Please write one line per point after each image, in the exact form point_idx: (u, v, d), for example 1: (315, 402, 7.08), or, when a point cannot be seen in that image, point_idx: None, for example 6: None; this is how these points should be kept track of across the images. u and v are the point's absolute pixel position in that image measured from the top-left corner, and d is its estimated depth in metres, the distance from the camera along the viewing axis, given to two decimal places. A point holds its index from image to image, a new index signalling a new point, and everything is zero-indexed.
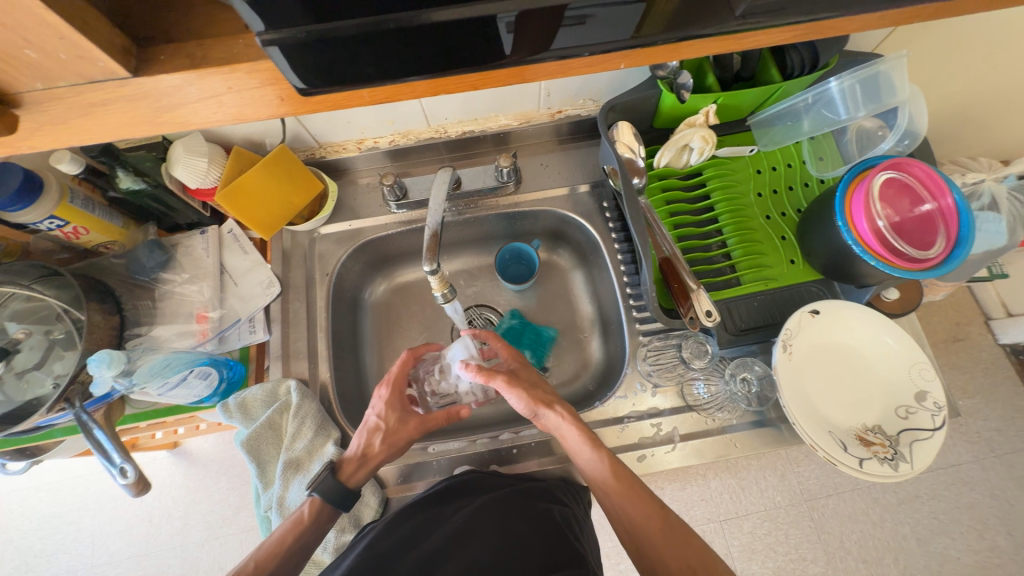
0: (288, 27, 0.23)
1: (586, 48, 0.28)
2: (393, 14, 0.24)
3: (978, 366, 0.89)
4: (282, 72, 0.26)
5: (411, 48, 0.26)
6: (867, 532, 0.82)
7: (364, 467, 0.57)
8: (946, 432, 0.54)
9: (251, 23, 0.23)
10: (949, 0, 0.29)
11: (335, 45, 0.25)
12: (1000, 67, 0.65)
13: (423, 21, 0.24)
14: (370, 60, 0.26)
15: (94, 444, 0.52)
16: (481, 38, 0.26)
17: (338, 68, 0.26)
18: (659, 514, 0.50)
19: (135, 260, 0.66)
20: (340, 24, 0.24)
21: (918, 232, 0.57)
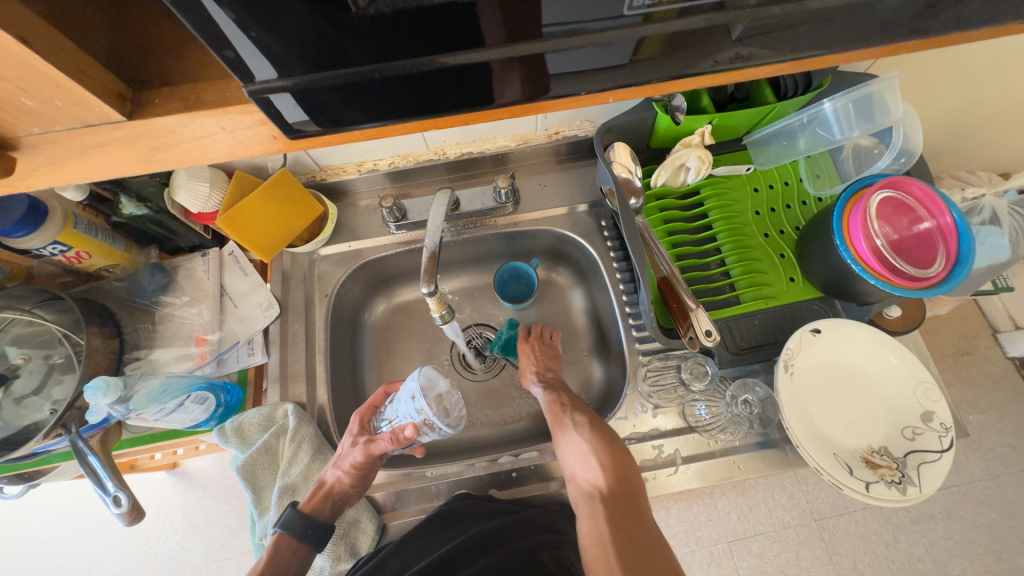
0: (279, 77, 0.24)
1: (581, 90, 0.29)
2: (378, 64, 0.25)
3: (988, 380, 0.88)
4: (271, 119, 0.27)
5: (402, 93, 0.26)
6: (880, 554, 0.79)
7: (318, 499, 0.57)
8: (954, 454, 0.53)
9: (240, 74, 0.24)
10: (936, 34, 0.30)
11: (326, 93, 0.25)
12: (996, 84, 0.65)
13: (410, 69, 0.25)
14: (358, 107, 0.27)
15: (88, 471, 0.52)
16: (471, 82, 0.27)
17: (329, 113, 0.27)
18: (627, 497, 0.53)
19: (136, 284, 0.67)
20: (326, 74, 0.24)
21: (918, 251, 0.56)
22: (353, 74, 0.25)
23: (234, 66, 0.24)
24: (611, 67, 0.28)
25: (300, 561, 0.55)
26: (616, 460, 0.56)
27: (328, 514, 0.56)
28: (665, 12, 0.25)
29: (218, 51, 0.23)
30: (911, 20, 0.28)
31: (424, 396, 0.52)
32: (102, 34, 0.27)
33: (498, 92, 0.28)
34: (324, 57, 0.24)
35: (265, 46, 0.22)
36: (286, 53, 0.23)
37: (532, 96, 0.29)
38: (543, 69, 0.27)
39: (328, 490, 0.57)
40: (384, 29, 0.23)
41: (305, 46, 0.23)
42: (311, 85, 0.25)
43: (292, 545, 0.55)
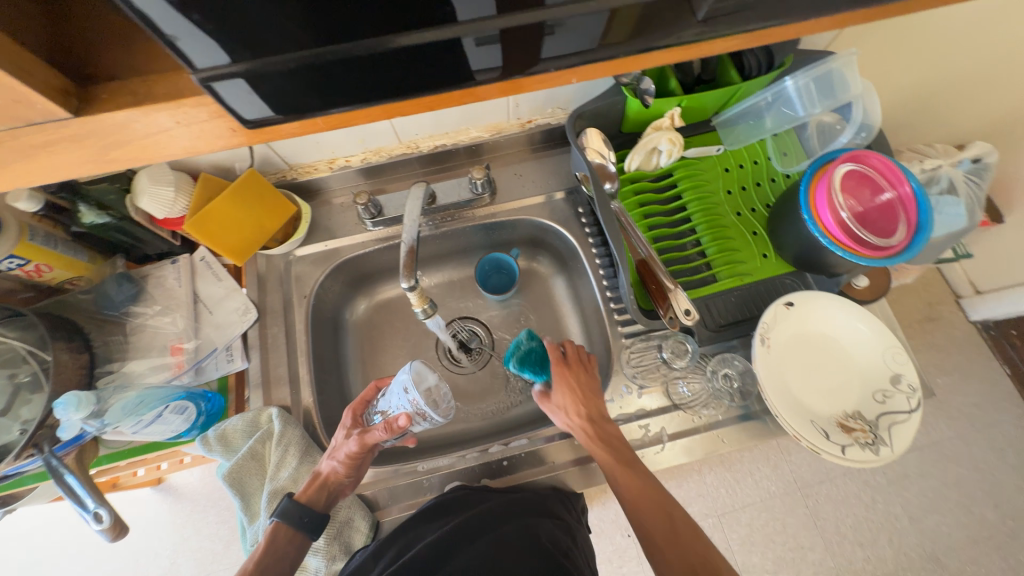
0: (232, 63, 0.24)
1: (547, 65, 0.29)
2: (333, 45, 0.24)
3: (952, 343, 0.92)
4: (226, 108, 0.26)
5: (360, 74, 0.26)
6: (860, 516, 0.83)
7: (314, 488, 0.56)
8: (921, 413, 0.56)
9: (187, 62, 0.23)
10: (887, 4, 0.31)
11: (279, 78, 0.25)
12: (947, 59, 0.68)
13: (368, 50, 0.25)
14: (313, 91, 0.26)
15: (65, 491, 0.51)
16: (433, 61, 0.26)
17: (288, 97, 0.26)
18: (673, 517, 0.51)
19: (103, 295, 0.63)
20: (280, 57, 0.24)
21: (881, 221, 0.59)
22: (310, 56, 0.24)
23: (179, 52, 0.23)
24: (574, 46, 0.28)
25: (298, 548, 0.54)
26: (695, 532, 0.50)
27: (323, 504, 0.56)
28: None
29: (162, 39, 0.22)
30: None
31: (416, 388, 0.51)
32: (42, 29, 0.26)
33: (462, 70, 0.28)
34: (279, 39, 0.23)
35: (215, 30, 0.22)
36: (238, 32, 0.23)
37: (496, 74, 0.28)
38: (505, 48, 0.27)
39: (324, 480, 0.56)
40: (343, 8, 0.23)
41: (261, 26, 0.23)
42: (264, 69, 0.24)
43: (289, 533, 0.54)
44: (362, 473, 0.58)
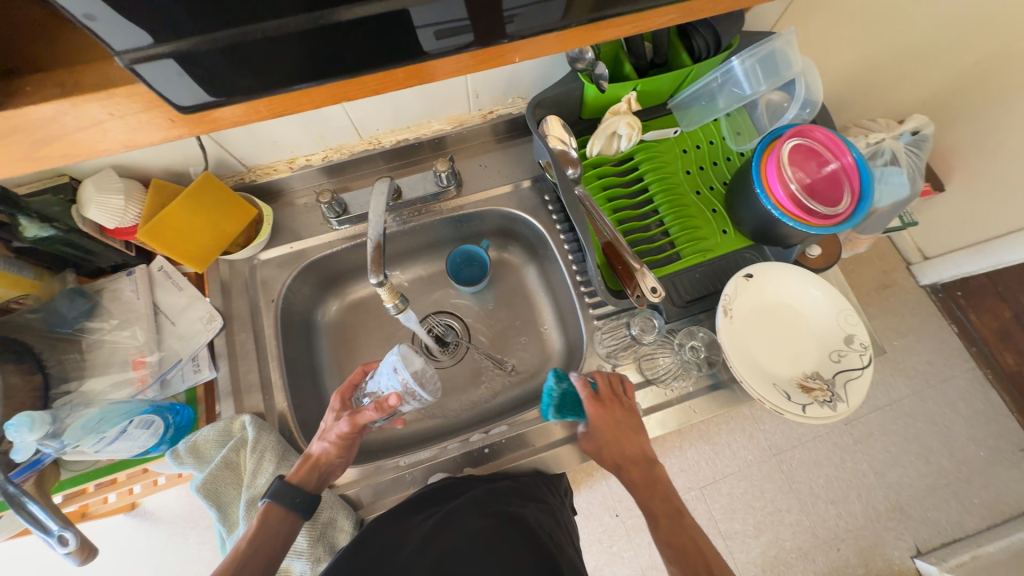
0: (157, 44, 0.23)
1: (494, 40, 0.29)
2: (264, 24, 0.24)
3: (905, 307, 0.98)
4: (157, 93, 0.25)
5: (297, 54, 0.26)
6: (831, 475, 0.87)
7: (304, 469, 0.55)
8: (872, 368, 0.60)
9: (109, 44, 0.22)
10: None
11: (209, 60, 0.24)
12: (882, 36, 0.72)
13: (301, 27, 0.24)
14: (248, 71, 0.26)
15: (26, 517, 0.48)
16: (374, 38, 0.26)
17: (221, 79, 0.26)
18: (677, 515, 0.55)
19: (54, 313, 0.60)
20: (207, 38, 0.23)
21: (828, 191, 0.62)
22: (239, 35, 0.24)
23: (99, 34, 0.22)
24: (516, 19, 0.28)
25: (288, 530, 0.52)
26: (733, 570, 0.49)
27: (314, 485, 0.55)
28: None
29: (79, 19, 0.21)
30: None
31: (406, 370, 0.52)
32: None
33: (404, 47, 0.28)
34: (206, 19, 0.23)
35: (140, 13, 0.21)
36: (161, 11, 0.22)
37: (438, 50, 0.29)
38: (445, 25, 0.27)
39: (315, 462, 0.56)
40: None
41: (188, 6, 0.22)
42: (191, 50, 0.24)
43: (281, 515, 0.52)
44: (350, 455, 0.59)
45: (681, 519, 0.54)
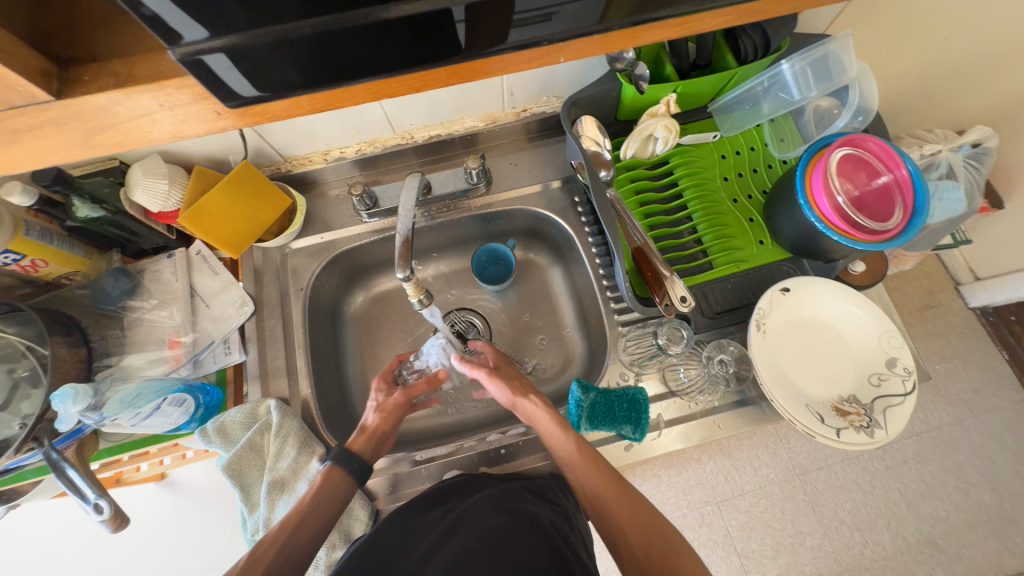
0: (209, 38, 0.23)
1: (540, 36, 0.28)
2: (309, 20, 0.23)
3: (952, 330, 0.92)
4: (206, 87, 0.26)
5: (339, 51, 0.26)
6: (859, 501, 0.83)
7: (362, 439, 0.59)
8: (916, 396, 0.56)
9: (164, 38, 0.23)
10: None
11: (256, 54, 0.24)
12: (948, 41, 0.67)
13: (345, 24, 0.24)
14: (294, 66, 0.26)
15: (67, 483, 0.50)
16: (418, 36, 0.26)
17: (267, 73, 0.26)
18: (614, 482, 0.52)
19: (100, 290, 0.64)
20: (255, 32, 0.23)
21: (877, 205, 0.58)
22: (286, 31, 0.24)
23: (155, 29, 0.22)
24: (565, 19, 0.27)
25: (345, 493, 0.54)
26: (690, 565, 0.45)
27: (371, 454, 0.59)
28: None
29: (134, 11, 0.21)
30: None
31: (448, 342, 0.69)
32: (23, 11, 0.26)
33: (448, 45, 0.27)
34: (255, 15, 0.23)
35: (193, 8, 0.21)
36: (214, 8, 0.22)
37: (480, 49, 0.28)
38: (490, 23, 0.26)
39: (370, 432, 0.60)
40: None
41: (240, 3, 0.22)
42: (240, 44, 0.24)
43: (341, 474, 0.54)
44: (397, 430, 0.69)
45: (624, 488, 0.52)
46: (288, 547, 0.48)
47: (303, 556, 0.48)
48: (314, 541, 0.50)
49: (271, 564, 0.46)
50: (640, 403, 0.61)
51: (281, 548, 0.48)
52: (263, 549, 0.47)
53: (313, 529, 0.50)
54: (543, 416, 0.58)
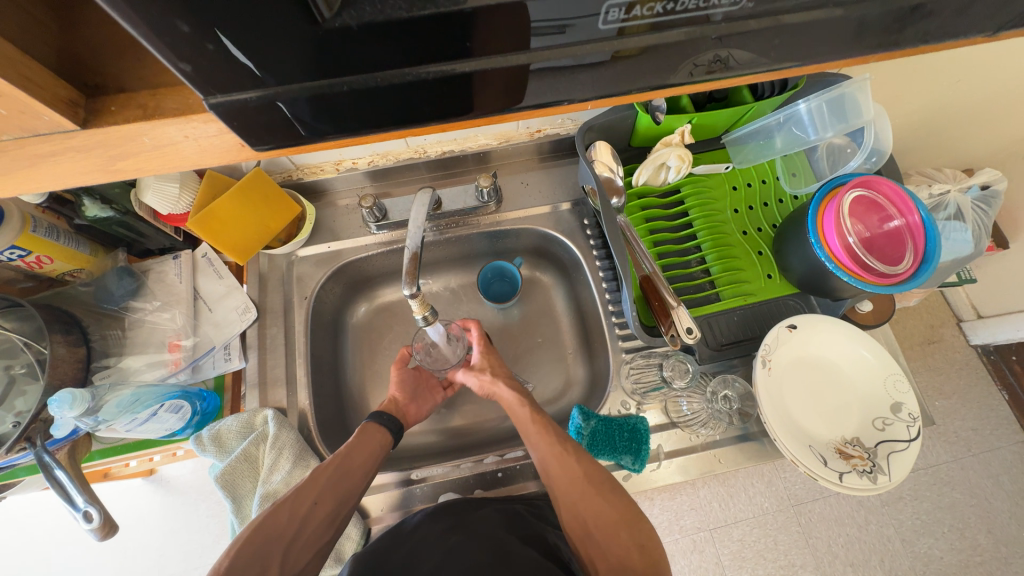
0: (244, 90, 0.23)
1: (563, 96, 0.28)
2: (352, 77, 0.24)
3: (953, 367, 0.91)
4: (235, 130, 0.25)
5: (371, 106, 0.25)
6: (853, 536, 0.82)
7: (387, 404, 0.67)
8: (921, 442, 0.55)
9: (200, 88, 0.23)
10: (920, 46, 0.29)
11: (299, 105, 0.24)
12: (960, 84, 0.68)
13: (385, 81, 0.24)
14: (331, 119, 0.26)
15: (54, 485, 0.49)
16: (448, 95, 0.26)
17: (306, 124, 0.26)
18: (559, 451, 0.56)
19: (103, 289, 0.63)
20: (293, 87, 0.23)
21: (888, 248, 0.58)
22: (324, 87, 0.24)
23: (194, 79, 0.22)
24: (585, 62, 0.26)
25: (381, 440, 0.60)
26: (641, 530, 0.51)
27: (401, 414, 0.66)
28: (637, 25, 0.25)
29: (174, 65, 0.21)
30: (881, 31, 0.27)
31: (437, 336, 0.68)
32: (51, 37, 0.26)
33: (472, 100, 0.27)
34: (292, 73, 0.23)
35: (219, 61, 0.21)
36: (245, 66, 0.22)
37: (502, 106, 0.28)
38: (510, 79, 0.26)
39: (393, 399, 0.68)
40: (363, 41, 0.22)
41: (268, 61, 0.22)
42: (274, 97, 0.24)
43: (379, 428, 0.61)
44: None
45: (570, 454, 0.56)
46: (346, 465, 0.56)
47: (361, 474, 0.56)
48: (370, 462, 0.58)
49: (331, 476, 0.54)
50: (640, 433, 0.62)
51: (337, 467, 0.55)
52: (323, 468, 0.55)
53: (368, 450, 0.58)
54: (510, 399, 0.63)
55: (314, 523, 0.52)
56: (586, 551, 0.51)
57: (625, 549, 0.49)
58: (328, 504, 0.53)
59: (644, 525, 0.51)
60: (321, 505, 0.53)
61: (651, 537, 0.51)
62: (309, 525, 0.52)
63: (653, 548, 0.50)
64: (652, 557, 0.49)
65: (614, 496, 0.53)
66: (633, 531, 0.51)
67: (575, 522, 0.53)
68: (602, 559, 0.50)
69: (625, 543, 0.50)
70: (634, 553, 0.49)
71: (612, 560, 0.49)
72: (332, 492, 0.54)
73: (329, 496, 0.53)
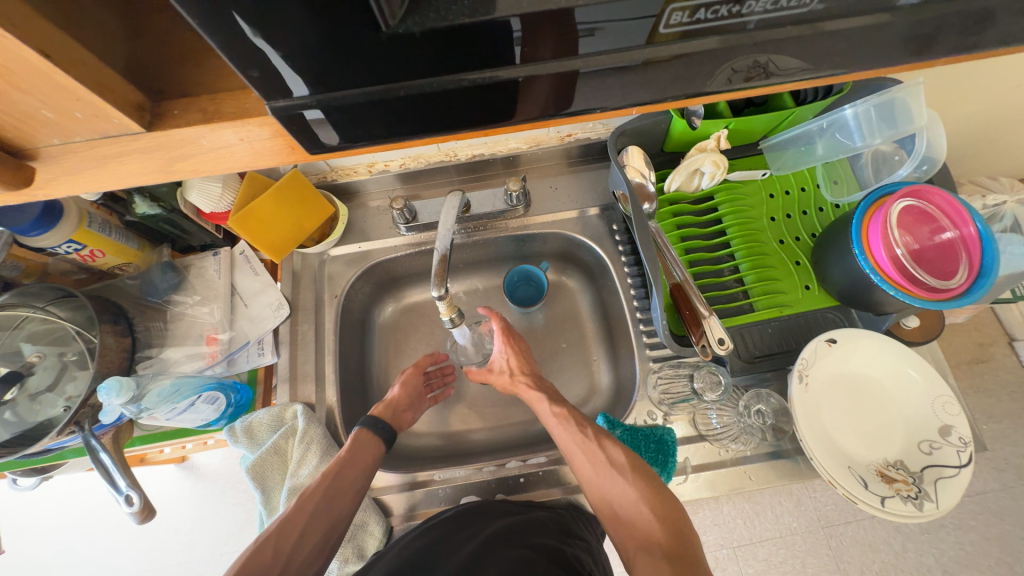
0: (305, 95, 0.24)
1: (595, 103, 0.28)
2: (403, 83, 0.24)
3: (1005, 390, 0.84)
4: (292, 135, 0.26)
5: (418, 112, 0.26)
6: (888, 563, 0.77)
7: (382, 407, 0.65)
8: (973, 469, 0.51)
9: (265, 93, 0.24)
10: (992, 48, 0.28)
11: (344, 111, 0.25)
12: (1022, 87, 0.63)
13: (433, 87, 0.24)
14: (379, 124, 0.26)
15: (99, 468, 0.52)
16: (489, 100, 0.26)
17: (346, 129, 0.26)
18: (579, 438, 0.56)
19: (148, 283, 0.67)
20: (341, 94, 0.24)
21: (940, 261, 0.55)
22: (377, 93, 0.24)
23: (259, 85, 0.23)
24: (614, 65, 0.25)
25: (375, 452, 0.59)
26: (665, 506, 0.50)
27: (393, 420, 0.65)
28: (667, 33, 0.24)
29: (244, 71, 0.22)
30: (945, 33, 0.26)
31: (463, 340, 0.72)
32: (123, 44, 0.28)
33: (517, 108, 0.27)
34: (339, 80, 0.23)
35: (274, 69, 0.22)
36: (300, 74, 0.22)
37: (539, 113, 0.28)
38: (558, 84, 0.26)
39: (390, 403, 0.66)
40: (415, 48, 0.22)
41: (318, 69, 0.22)
42: (327, 102, 0.24)
43: (370, 437, 0.60)
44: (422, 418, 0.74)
45: (590, 439, 0.56)
46: (335, 488, 0.54)
47: (351, 496, 0.55)
48: (359, 483, 0.56)
49: (318, 504, 0.53)
50: (668, 444, 0.60)
51: (326, 492, 0.53)
52: (311, 492, 0.53)
53: (359, 469, 0.57)
54: (534, 398, 0.63)
55: (302, 557, 0.50)
56: (615, 528, 0.52)
57: (649, 525, 0.49)
58: (317, 532, 0.51)
59: (671, 501, 0.51)
60: (308, 536, 0.51)
61: (679, 508, 0.51)
62: (296, 560, 0.49)
63: (679, 519, 0.49)
64: (680, 532, 0.48)
65: (638, 471, 0.53)
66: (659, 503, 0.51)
67: (602, 501, 0.54)
68: (629, 537, 0.51)
69: (649, 519, 0.50)
70: (658, 527, 0.49)
71: (637, 536, 0.50)
72: (321, 518, 0.52)
73: (316, 529, 0.51)
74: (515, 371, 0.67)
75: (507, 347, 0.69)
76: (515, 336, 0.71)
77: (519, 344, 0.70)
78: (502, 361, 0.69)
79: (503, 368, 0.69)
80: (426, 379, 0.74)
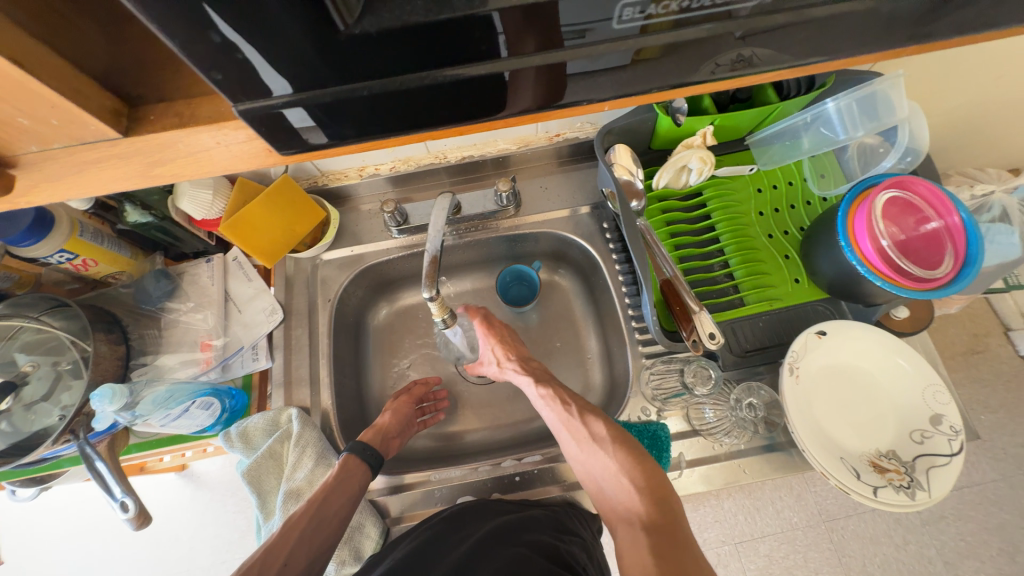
0: (279, 94, 0.24)
1: (583, 96, 0.29)
2: (374, 80, 0.24)
3: (1000, 378, 0.85)
4: (263, 135, 0.27)
5: (391, 109, 0.26)
6: (890, 555, 0.78)
7: (372, 432, 0.65)
8: (964, 457, 0.52)
9: (230, 95, 0.24)
10: (957, 36, 0.28)
11: (319, 109, 0.25)
12: (1004, 78, 0.64)
13: (405, 85, 0.25)
14: (356, 120, 0.27)
15: (95, 476, 0.52)
16: (467, 95, 0.26)
17: (328, 126, 0.27)
18: (566, 416, 0.58)
19: (142, 290, 0.67)
20: (319, 91, 0.24)
21: (926, 250, 0.55)
22: (347, 90, 0.24)
23: (230, 87, 0.24)
24: (605, 65, 0.26)
25: (362, 478, 0.59)
26: (645, 475, 0.51)
27: (380, 446, 0.64)
28: (661, 22, 0.24)
29: (206, 73, 0.23)
30: (913, 23, 0.26)
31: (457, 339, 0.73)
32: (101, 51, 0.28)
33: (500, 100, 0.27)
34: (314, 79, 0.24)
35: (244, 70, 0.22)
36: (273, 73, 0.23)
37: (518, 108, 0.28)
38: (535, 78, 0.26)
39: (380, 428, 0.66)
40: (388, 45, 0.23)
41: (294, 68, 0.23)
42: (300, 101, 0.25)
43: (358, 461, 0.59)
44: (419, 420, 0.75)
45: (575, 416, 0.58)
46: (320, 516, 0.54)
47: (337, 523, 0.55)
48: (344, 510, 0.56)
49: (305, 529, 0.53)
50: (661, 439, 0.60)
51: (314, 516, 0.54)
52: (297, 519, 0.53)
53: (345, 494, 0.57)
54: (525, 382, 0.64)
55: None
56: (600, 501, 0.54)
57: (630, 497, 0.51)
58: (301, 559, 0.51)
59: (652, 470, 0.52)
60: (293, 563, 0.50)
61: (663, 477, 0.52)
62: None
63: (661, 488, 0.51)
64: (660, 501, 0.50)
65: (623, 443, 0.54)
66: (644, 472, 0.52)
67: (587, 476, 0.55)
68: (612, 509, 0.52)
69: (630, 489, 0.51)
70: (638, 499, 0.50)
71: (619, 509, 0.51)
72: (307, 544, 0.52)
73: (300, 556, 0.51)
74: (502, 362, 0.68)
75: (491, 339, 0.70)
76: (495, 325, 0.71)
77: (500, 330, 0.71)
78: (492, 353, 0.69)
79: (494, 362, 0.69)
80: (420, 406, 0.73)
